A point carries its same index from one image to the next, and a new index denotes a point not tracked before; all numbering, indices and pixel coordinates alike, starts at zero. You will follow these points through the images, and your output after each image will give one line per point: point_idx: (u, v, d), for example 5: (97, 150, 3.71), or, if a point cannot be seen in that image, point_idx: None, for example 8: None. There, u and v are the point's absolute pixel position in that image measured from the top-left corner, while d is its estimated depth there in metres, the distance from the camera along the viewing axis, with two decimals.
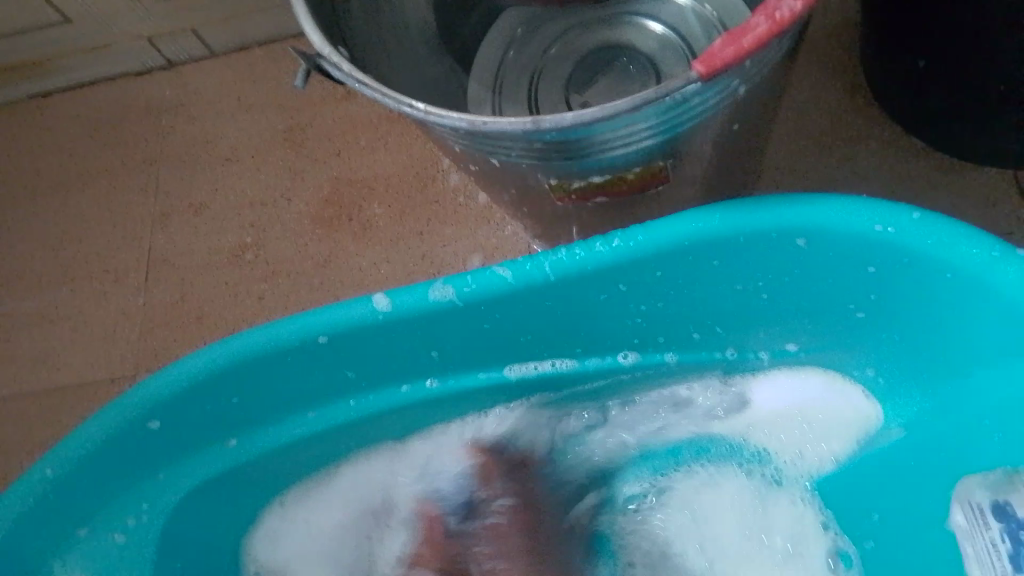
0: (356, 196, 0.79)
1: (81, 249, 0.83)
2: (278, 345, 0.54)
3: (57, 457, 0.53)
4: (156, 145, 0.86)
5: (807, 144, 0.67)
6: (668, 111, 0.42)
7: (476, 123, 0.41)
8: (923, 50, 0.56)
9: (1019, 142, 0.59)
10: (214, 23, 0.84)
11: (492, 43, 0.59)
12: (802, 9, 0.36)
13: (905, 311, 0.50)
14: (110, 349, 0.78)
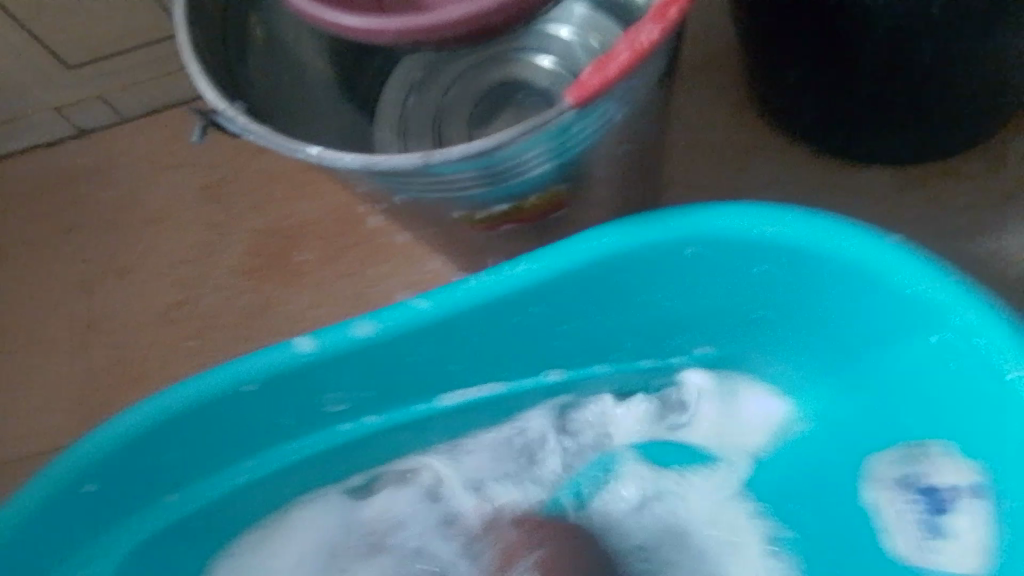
0: (280, 245, 0.80)
1: (3, 326, 0.82)
2: (205, 397, 0.55)
3: None
4: (74, 214, 0.86)
5: (705, 158, 0.71)
6: (554, 138, 0.45)
7: (373, 162, 0.43)
8: (795, 64, 0.61)
9: (893, 138, 0.64)
10: (123, 89, 0.85)
11: (394, 89, 0.61)
12: (659, 34, 0.40)
13: (799, 305, 0.54)
14: (43, 422, 0.78)
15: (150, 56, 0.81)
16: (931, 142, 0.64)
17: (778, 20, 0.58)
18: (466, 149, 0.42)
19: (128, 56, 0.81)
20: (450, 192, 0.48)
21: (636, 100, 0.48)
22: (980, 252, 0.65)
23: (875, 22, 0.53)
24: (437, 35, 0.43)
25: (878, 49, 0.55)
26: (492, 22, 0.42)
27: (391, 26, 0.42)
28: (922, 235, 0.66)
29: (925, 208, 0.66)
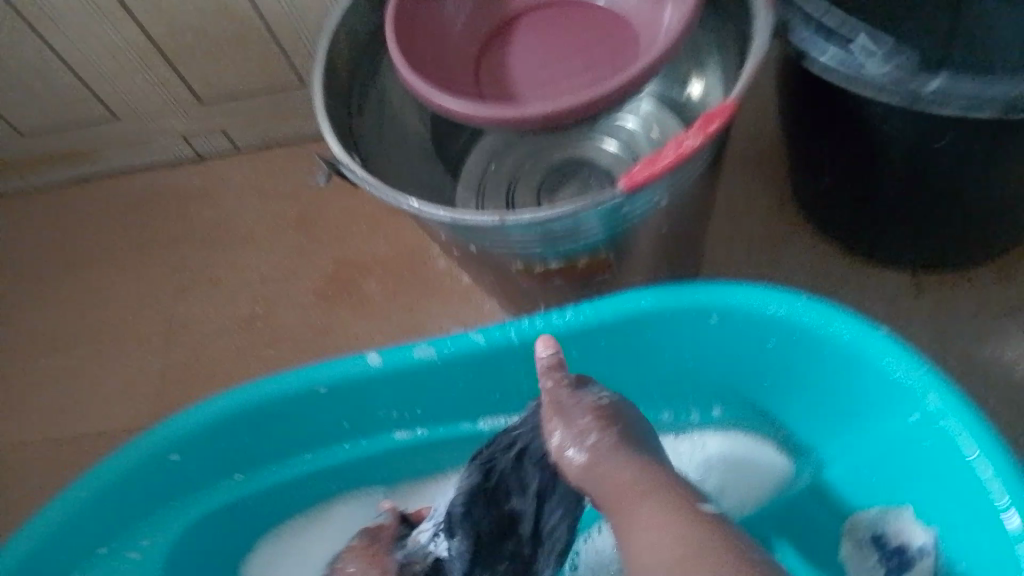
0: (356, 275, 0.90)
1: (107, 314, 0.94)
2: (282, 393, 0.64)
3: (91, 482, 0.61)
4: (182, 225, 0.98)
5: (742, 244, 0.79)
6: (607, 215, 0.54)
7: (458, 217, 0.53)
8: (826, 170, 0.69)
9: (910, 246, 0.72)
10: (241, 124, 0.98)
11: (475, 158, 0.72)
12: (699, 143, 0.50)
13: (800, 381, 0.61)
14: (128, 402, 0.88)
15: (270, 99, 0.95)
16: (942, 252, 0.71)
17: (813, 129, 0.67)
18: (533, 216, 0.52)
19: (251, 97, 0.94)
20: (516, 248, 0.57)
21: (679, 189, 0.57)
22: (983, 355, 0.70)
23: (890, 145, 0.61)
24: (520, 123, 0.54)
25: (895, 168, 0.64)
26: (561, 112, 0.53)
27: (487, 113, 0.53)
28: (931, 334, 0.72)
29: (934, 311, 0.73)
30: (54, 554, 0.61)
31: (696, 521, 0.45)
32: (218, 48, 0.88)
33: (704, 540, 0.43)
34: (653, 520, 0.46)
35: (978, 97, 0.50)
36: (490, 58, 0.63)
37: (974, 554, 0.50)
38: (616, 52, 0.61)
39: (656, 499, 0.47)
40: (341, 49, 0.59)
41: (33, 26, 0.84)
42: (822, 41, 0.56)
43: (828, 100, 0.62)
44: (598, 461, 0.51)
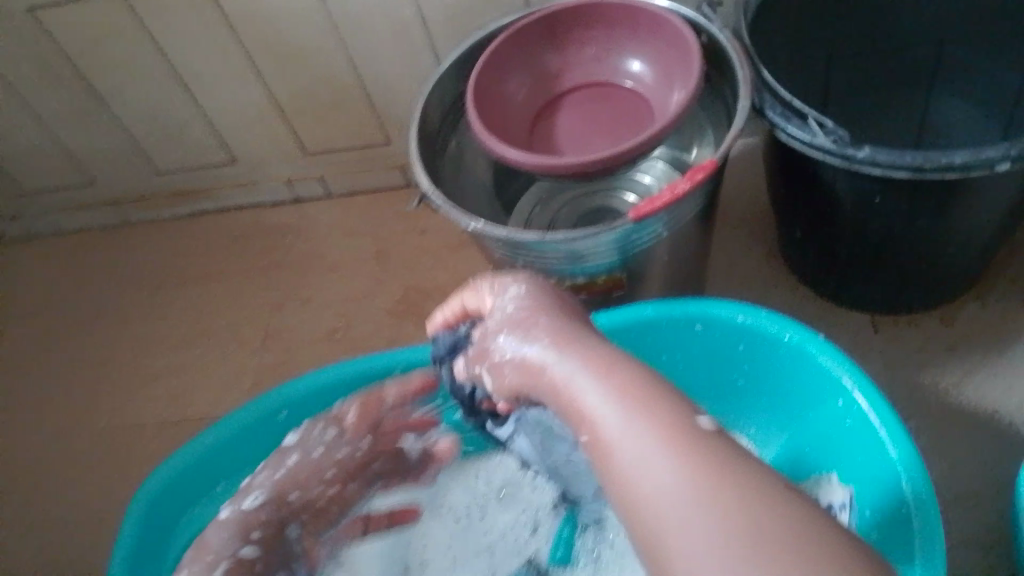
0: (421, 299, 1.10)
1: (216, 320, 1.16)
2: (368, 372, 0.81)
3: (219, 428, 0.80)
4: (281, 253, 1.20)
5: (736, 287, 0.98)
6: (619, 239, 0.74)
7: (510, 236, 0.73)
8: (798, 227, 0.88)
9: (867, 293, 0.89)
10: (336, 174, 1.21)
11: (525, 203, 0.92)
12: (688, 188, 0.71)
13: (764, 381, 0.77)
14: (228, 390, 1.09)
15: (360, 154, 1.18)
16: (892, 297, 0.89)
17: (785, 192, 0.86)
18: (564, 238, 0.72)
19: (346, 152, 1.17)
20: (551, 265, 0.77)
21: (674, 225, 0.77)
22: (924, 381, 0.87)
23: (839, 209, 0.80)
24: (558, 171, 0.74)
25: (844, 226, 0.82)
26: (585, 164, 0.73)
27: (536, 163, 0.74)
28: (882, 362, 0.89)
29: (889, 346, 0.90)
30: (184, 484, 0.79)
31: (670, 402, 0.43)
32: (325, 112, 1.12)
33: (683, 424, 0.41)
34: (632, 395, 0.43)
35: (896, 163, 0.69)
36: (541, 127, 0.85)
37: (874, 501, 0.65)
38: (636, 124, 0.82)
39: (642, 400, 0.43)
40: (431, 115, 0.81)
41: (185, 86, 1.09)
42: (785, 120, 0.73)
43: (792, 170, 0.81)
44: (564, 371, 0.47)
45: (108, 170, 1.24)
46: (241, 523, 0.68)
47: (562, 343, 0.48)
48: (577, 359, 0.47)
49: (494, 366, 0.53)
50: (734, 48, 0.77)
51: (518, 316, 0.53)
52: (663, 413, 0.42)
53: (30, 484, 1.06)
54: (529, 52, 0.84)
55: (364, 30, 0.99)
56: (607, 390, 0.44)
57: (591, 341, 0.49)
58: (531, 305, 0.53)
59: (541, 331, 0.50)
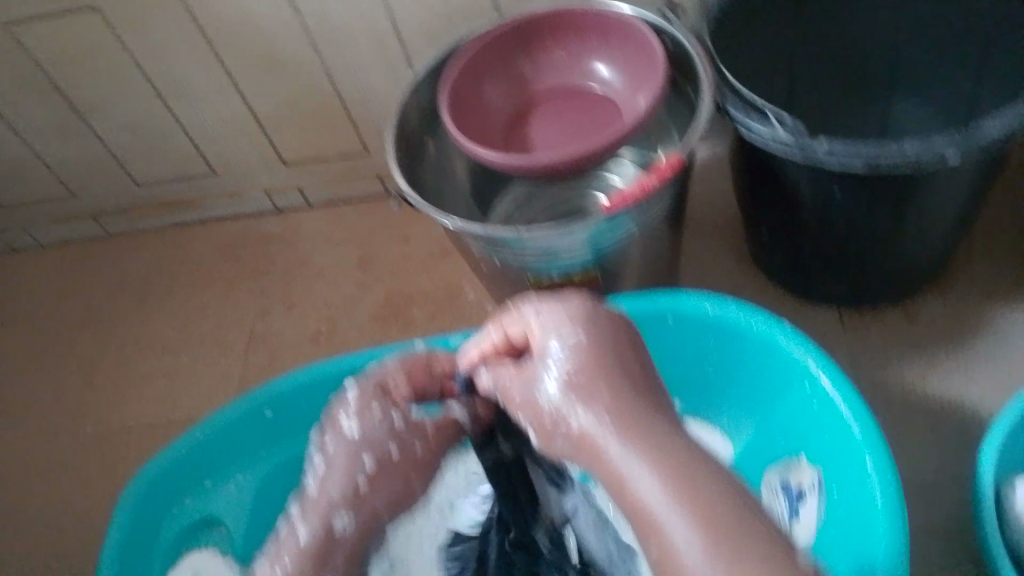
0: (404, 303, 1.12)
1: (200, 328, 1.17)
2: (352, 370, 0.84)
3: (205, 426, 0.83)
4: (264, 262, 1.22)
5: (709, 285, 1.01)
6: (593, 235, 0.77)
7: (487, 233, 0.75)
8: (766, 226, 0.91)
9: (834, 289, 0.93)
10: (316, 183, 1.23)
11: (503, 207, 0.95)
12: (655, 184, 0.74)
13: (734, 370, 0.80)
14: (213, 396, 1.10)
15: (340, 163, 1.20)
16: (857, 293, 0.92)
17: (752, 191, 0.89)
18: (539, 233, 0.74)
19: (326, 161, 1.20)
20: (528, 262, 0.80)
21: (645, 222, 0.80)
22: (888, 372, 0.90)
23: (802, 206, 0.83)
24: (531, 170, 0.77)
25: (808, 224, 0.85)
26: (558, 163, 0.76)
27: (510, 162, 0.77)
28: (849, 355, 0.92)
29: (857, 338, 0.93)
30: (172, 478, 0.82)
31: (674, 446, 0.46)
32: (304, 122, 1.14)
33: (751, 550, 0.41)
34: (701, 518, 0.42)
35: (852, 157, 0.72)
36: (516, 131, 0.88)
37: (840, 480, 0.68)
38: (607, 125, 0.85)
39: (709, 521, 0.42)
40: (409, 120, 0.84)
41: (165, 99, 1.11)
42: (746, 118, 0.76)
43: (757, 169, 0.84)
44: (627, 468, 0.45)
45: (89, 184, 1.26)
46: (321, 549, 0.61)
47: (626, 436, 0.46)
48: (642, 461, 0.45)
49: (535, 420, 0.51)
50: (697, 52, 0.80)
51: (572, 380, 0.49)
52: (730, 534, 0.41)
53: (15, 494, 1.07)
54: (504, 59, 0.87)
55: (342, 41, 1.01)
56: (673, 505, 0.43)
57: (652, 434, 0.47)
58: (590, 367, 0.49)
59: (598, 408, 0.48)
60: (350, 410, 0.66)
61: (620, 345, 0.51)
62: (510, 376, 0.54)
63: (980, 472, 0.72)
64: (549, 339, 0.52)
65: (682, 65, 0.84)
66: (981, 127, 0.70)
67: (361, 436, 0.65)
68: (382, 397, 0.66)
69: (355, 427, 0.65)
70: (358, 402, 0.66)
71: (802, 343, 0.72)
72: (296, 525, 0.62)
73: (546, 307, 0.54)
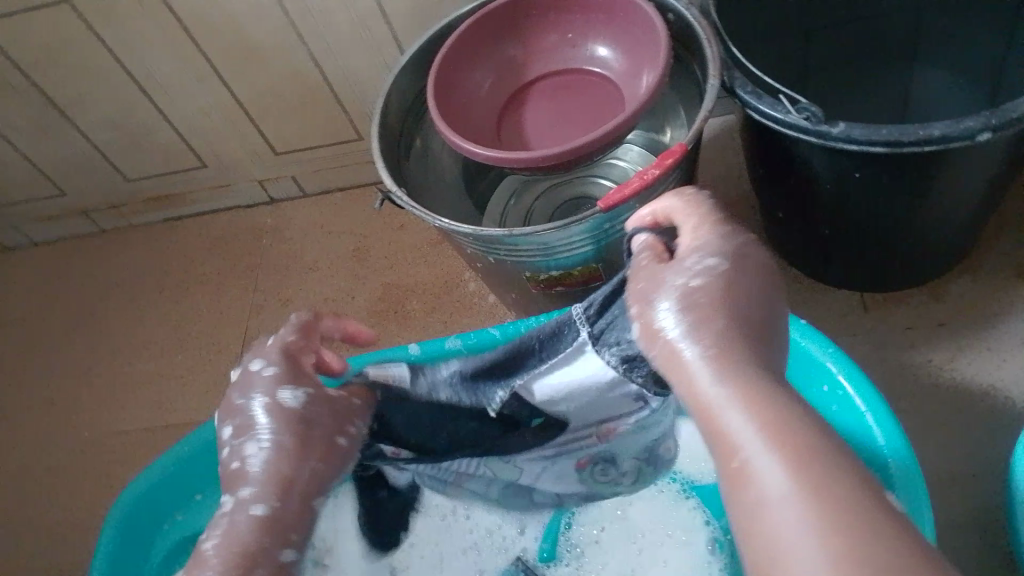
0: (401, 295, 1.08)
1: (196, 328, 1.14)
2: None
3: (192, 440, 0.79)
4: (257, 255, 1.18)
5: None
6: (592, 229, 0.72)
7: (477, 233, 0.70)
8: (778, 209, 0.86)
9: (849, 273, 0.87)
10: (308, 173, 1.19)
11: (498, 198, 0.91)
12: (657, 174, 0.68)
13: None
14: (207, 398, 1.06)
15: (332, 150, 1.15)
16: (879, 276, 0.86)
17: (763, 171, 0.83)
18: (531, 231, 0.69)
19: (317, 149, 1.15)
20: (526, 257, 0.75)
21: None
22: (914, 359, 0.84)
23: (816, 186, 0.77)
24: (523, 165, 0.72)
25: (822, 207, 0.80)
26: (552, 156, 0.71)
27: (500, 158, 0.72)
28: (870, 341, 0.87)
29: (876, 324, 0.88)
30: (160, 496, 0.79)
31: (779, 397, 0.39)
32: (291, 109, 1.08)
33: (840, 501, 0.34)
34: (791, 463, 0.36)
35: (872, 138, 0.66)
36: (509, 119, 0.82)
37: None
38: (607, 111, 0.80)
39: (784, 447, 0.37)
40: (392, 112, 0.79)
41: (147, 93, 1.06)
42: (756, 98, 0.70)
43: (768, 149, 0.79)
44: (714, 400, 0.40)
45: (77, 181, 1.22)
46: (277, 524, 0.57)
47: (720, 363, 0.41)
48: (730, 397, 0.39)
49: (651, 320, 0.45)
50: (701, 25, 0.74)
51: (702, 281, 0.45)
52: (820, 474, 0.35)
53: (10, 504, 1.04)
54: (492, 40, 0.81)
55: (324, 25, 0.96)
56: (763, 447, 0.37)
57: (757, 367, 0.41)
58: (721, 273, 0.45)
59: (703, 329, 0.42)
60: (284, 385, 0.60)
61: (764, 272, 0.46)
62: (641, 268, 0.50)
63: (1016, 461, 0.67)
64: (691, 249, 0.48)
65: (686, 41, 0.77)
66: (1015, 103, 0.64)
67: (291, 428, 0.59)
68: (292, 379, 0.60)
69: (291, 396, 0.59)
70: (288, 375, 0.60)
71: (822, 344, 0.66)
72: (249, 502, 0.57)
73: (702, 215, 0.50)
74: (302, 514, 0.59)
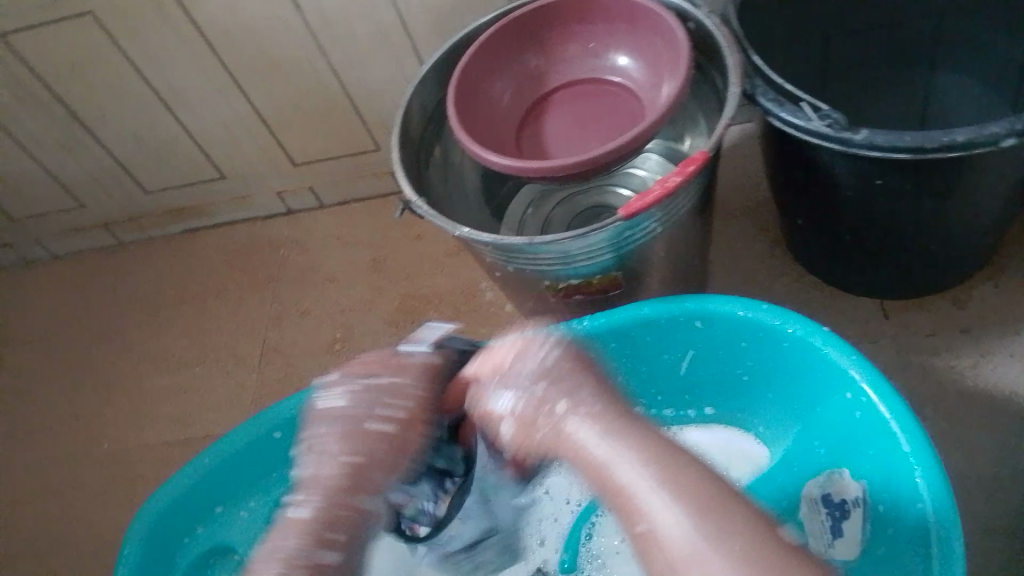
0: (420, 305, 1.08)
1: (216, 340, 1.14)
2: None
3: (213, 453, 0.79)
4: (276, 267, 1.19)
5: (742, 281, 0.95)
6: (613, 237, 0.72)
7: (497, 242, 0.70)
8: (800, 217, 0.85)
9: (871, 281, 0.87)
10: (326, 184, 1.19)
11: (515, 208, 0.91)
12: (679, 183, 0.68)
13: (770, 374, 0.74)
14: (229, 409, 1.07)
15: (350, 161, 1.15)
16: (902, 283, 0.86)
17: (784, 179, 0.83)
18: (552, 240, 0.69)
19: (336, 161, 1.15)
20: (547, 266, 0.75)
21: (672, 219, 0.74)
22: (938, 367, 0.84)
23: (837, 193, 0.77)
24: (544, 174, 0.72)
25: (843, 213, 0.79)
26: (573, 165, 0.71)
27: (521, 167, 0.72)
28: (894, 349, 0.86)
29: (899, 331, 0.87)
30: (182, 509, 0.79)
31: (657, 446, 0.53)
32: (310, 121, 1.09)
33: (728, 524, 0.47)
34: (678, 497, 0.49)
35: (896, 144, 0.66)
36: (528, 129, 0.83)
37: (886, 498, 0.62)
38: (627, 120, 0.80)
39: (681, 496, 0.49)
40: (412, 123, 0.80)
41: (168, 107, 1.07)
42: (777, 105, 0.70)
43: (789, 156, 0.78)
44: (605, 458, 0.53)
45: (99, 194, 1.23)
46: (315, 532, 0.55)
47: (606, 432, 0.54)
48: (614, 456, 0.53)
49: (511, 416, 0.58)
50: (721, 33, 0.74)
51: (549, 372, 0.58)
52: (715, 513, 0.48)
53: (33, 515, 1.05)
54: (511, 50, 0.81)
55: (344, 37, 0.96)
56: (652, 487, 0.50)
57: (629, 429, 0.55)
58: (565, 358, 0.59)
59: (575, 408, 0.56)
60: (338, 391, 0.61)
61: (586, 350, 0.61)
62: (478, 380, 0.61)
63: None
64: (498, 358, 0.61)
65: (706, 49, 0.78)
66: None
67: (381, 448, 0.58)
68: (390, 397, 0.60)
69: (340, 398, 0.60)
70: (347, 385, 0.61)
71: (844, 350, 0.65)
72: (296, 506, 0.57)
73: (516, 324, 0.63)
74: (347, 517, 0.56)
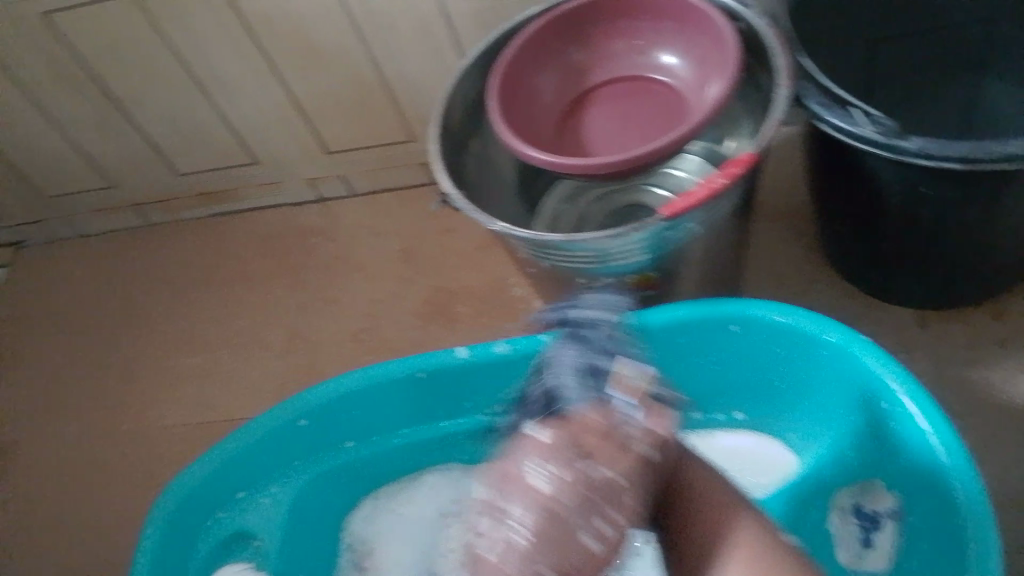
0: (447, 298, 1.08)
1: (242, 324, 1.14)
2: (391, 376, 0.80)
3: (240, 437, 0.79)
4: (304, 254, 1.19)
5: (775, 287, 0.94)
6: (652, 238, 0.71)
7: (536, 237, 0.70)
8: (840, 224, 0.84)
9: (910, 291, 0.86)
10: (358, 173, 1.19)
11: (550, 203, 0.90)
12: (723, 185, 0.68)
13: (806, 381, 0.73)
14: (253, 395, 1.07)
15: (382, 151, 1.15)
16: (941, 295, 0.85)
17: (826, 185, 0.82)
18: (592, 238, 0.69)
19: (368, 150, 1.15)
20: (583, 264, 0.75)
21: (711, 222, 0.74)
22: (975, 381, 0.82)
23: (881, 200, 0.76)
24: (584, 172, 0.72)
25: (885, 222, 0.78)
26: (615, 163, 0.70)
27: (561, 163, 0.72)
28: (930, 362, 0.85)
29: (936, 343, 0.86)
30: (207, 491, 0.79)
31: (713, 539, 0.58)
32: (345, 109, 1.09)
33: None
34: None
35: (947, 153, 0.65)
36: (568, 125, 0.82)
37: (925, 512, 0.61)
38: (669, 120, 0.79)
39: None
40: (452, 114, 0.79)
41: (204, 90, 1.07)
42: (825, 110, 0.69)
43: (832, 161, 0.77)
44: None
45: (130, 175, 1.23)
46: None
47: None
48: None
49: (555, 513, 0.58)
50: (769, 34, 0.73)
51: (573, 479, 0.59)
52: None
53: (55, 491, 1.06)
54: (553, 45, 0.80)
55: (385, 26, 0.96)
56: None
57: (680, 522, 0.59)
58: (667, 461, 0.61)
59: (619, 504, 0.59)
60: (550, 469, 0.59)
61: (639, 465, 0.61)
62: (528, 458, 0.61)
63: None
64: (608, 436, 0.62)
65: (752, 51, 0.77)
66: None
67: (581, 549, 0.57)
68: (612, 503, 0.59)
69: (549, 483, 0.58)
70: (560, 461, 0.59)
71: (884, 360, 0.65)
72: None
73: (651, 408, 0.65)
74: None
